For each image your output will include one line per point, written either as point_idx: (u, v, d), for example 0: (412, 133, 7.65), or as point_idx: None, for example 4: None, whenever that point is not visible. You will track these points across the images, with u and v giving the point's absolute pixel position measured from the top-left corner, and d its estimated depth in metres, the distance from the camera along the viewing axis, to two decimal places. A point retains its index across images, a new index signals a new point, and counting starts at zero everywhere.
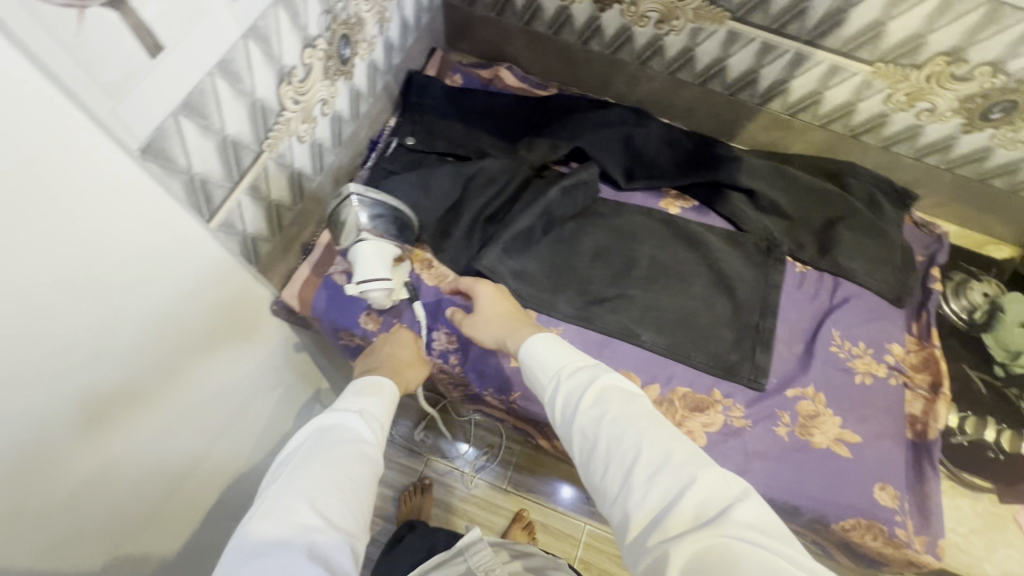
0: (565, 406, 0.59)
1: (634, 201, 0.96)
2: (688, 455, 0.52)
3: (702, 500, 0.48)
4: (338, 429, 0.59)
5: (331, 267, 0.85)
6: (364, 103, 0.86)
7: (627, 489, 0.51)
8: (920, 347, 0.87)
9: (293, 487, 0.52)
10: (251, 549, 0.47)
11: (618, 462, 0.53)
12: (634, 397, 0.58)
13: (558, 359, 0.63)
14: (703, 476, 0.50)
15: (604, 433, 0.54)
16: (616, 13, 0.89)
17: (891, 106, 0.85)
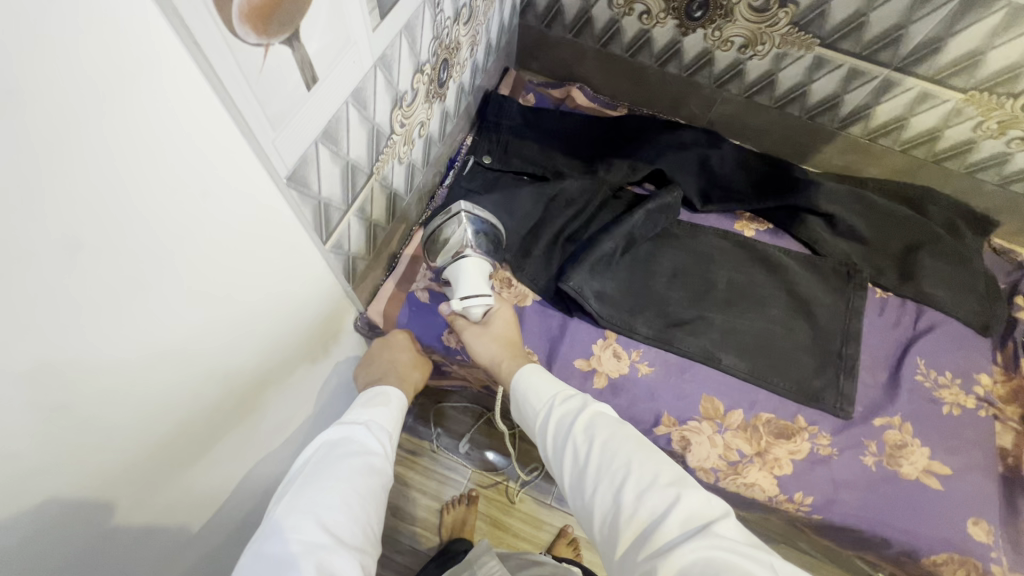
0: (558, 433, 0.61)
1: (709, 222, 0.97)
2: (675, 478, 0.54)
3: (689, 516, 0.50)
4: (345, 444, 0.59)
5: (413, 283, 0.87)
6: (449, 124, 0.88)
7: (620, 511, 0.53)
8: (1006, 378, 0.86)
9: (306, 491, 0.52)
10: (260, 549, 0.47)
11: (608, 483, 0.55)
12: (624, 424, 0.60)
13: (551, 387, 0.66)
14: (690, 496, 0.52)
15: (595, 455, 0.57)
16: (699, 37, 0.90)
17: (979, 133, 0.85)
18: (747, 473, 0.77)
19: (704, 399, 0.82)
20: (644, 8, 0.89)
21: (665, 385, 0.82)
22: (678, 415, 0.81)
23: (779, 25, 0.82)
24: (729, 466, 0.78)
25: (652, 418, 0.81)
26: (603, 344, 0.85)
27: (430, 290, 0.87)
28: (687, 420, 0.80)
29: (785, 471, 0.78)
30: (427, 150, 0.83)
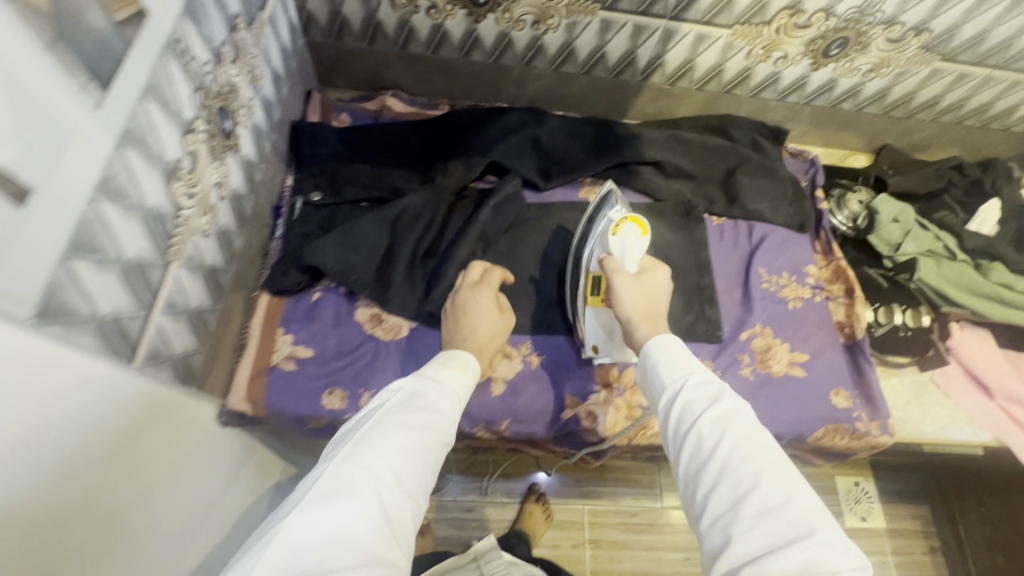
0: (684, 417, 0.57)
1: (556, 198, 0.98)
2: (806, 506, 0.48)
3: (808, 557, 0.45)
4: (424, 398, 0.56)
5: (272, 353, 0.79)
6: (258, 172, 0.79)
7: (734, 515, 0.49)
8: (828, 261, 0.99)
9: (376, 437, 0.50)
10: (332, 481, 0.46)
11: (729, 490, 0.51)
12: (761, 432, 0.55)
13: (694, 369, 0.61)
14: (818, 535, 0.46)
15: (724, 456, 0.52)
16: (491, 22, 0.88)
17: (752, 60, 0.94)
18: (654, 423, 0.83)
19: (597, 368, 0.85)
20: (429, 3, 0.86)
21: (560, 369, 0.85)
22: (579, 394, 0.83)
23: None
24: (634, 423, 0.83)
25: (556, 405, 0.82)
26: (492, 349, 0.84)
27: (294, 355, 0.79)
28: (588, 396, 0.83)
29: None
30: (239, 209, 0.73)
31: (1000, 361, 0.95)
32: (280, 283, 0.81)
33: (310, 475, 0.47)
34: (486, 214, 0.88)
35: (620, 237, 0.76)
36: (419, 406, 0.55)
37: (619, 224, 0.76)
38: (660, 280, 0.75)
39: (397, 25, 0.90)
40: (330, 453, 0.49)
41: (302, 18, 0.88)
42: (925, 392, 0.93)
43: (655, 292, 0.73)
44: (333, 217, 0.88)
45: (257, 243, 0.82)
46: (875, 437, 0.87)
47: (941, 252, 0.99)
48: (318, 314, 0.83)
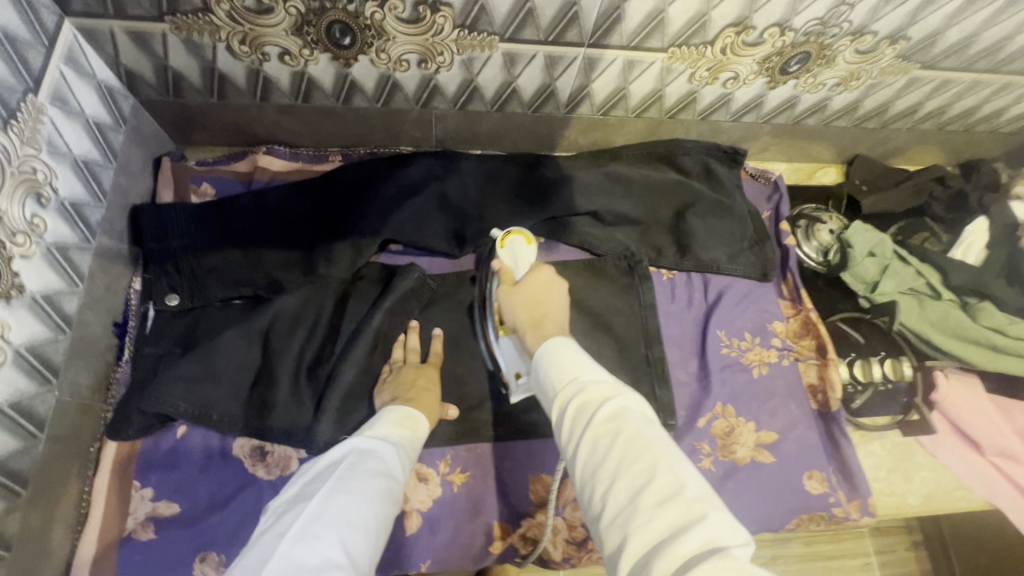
0: (578, 417, 0.46)
1: (478, 263, 0.82)
2: (702, 491, 0.39)
3: (709, 546, 0.35)
4: (371, 459, 0.52)
5: (125, 518, 0.64)
6: (72, 299, 0.61)
7: (631, 511, 0.39)
8: (796, 311, 0.86)
9: (337, 509, 0.45)
10: (287, 563, 0.40)
11: (623, 485, 0.41)
12: (654, 421, 0.45)
13: (584, 368, 0.50)
14: (712, 519, 0.37)
15: (616, 448, 0.42)
16: (367, 64, 0.70)
17: (696, 83, 0.77)
18: (598, 545, 0.72)
19: (531, 482, 0.73)
20: (279, 48, 0.66)
21: (487, 489, 0.72)
22: (509, 519, 0.71)
23: (445, 31, 0.65)
24: (574, 545, 0.72)
25: (484, 535, 0.71)
26: None
27: (154, 516, 0.64)
28: (520, 520, 0.71)
29: None
30: (42, 362, 0.57)
31: (990, 410, 0.83)
32: (127, 428, 0.65)
33: (258, 555, 0.41)
34: (380, 318, 0.72)
35: (508, 248, 0.76)
36: (372, 471, 0.51)
37: (505, 238, 0.76)
38: (548, 273, 0.66)
39: (248, 75, 0.70)
40: (281, 526, 0.44)
41: (121, 77, 0.69)
42: (909, 456, 0.83)
43: (545, 289, 0.64)
44: (195, 327, 0.70)
45: (91, 379, 0.65)
46: (856, 522, 0.77)
47: (924, 290, 0.87)
48: (184, 456, 0.67)
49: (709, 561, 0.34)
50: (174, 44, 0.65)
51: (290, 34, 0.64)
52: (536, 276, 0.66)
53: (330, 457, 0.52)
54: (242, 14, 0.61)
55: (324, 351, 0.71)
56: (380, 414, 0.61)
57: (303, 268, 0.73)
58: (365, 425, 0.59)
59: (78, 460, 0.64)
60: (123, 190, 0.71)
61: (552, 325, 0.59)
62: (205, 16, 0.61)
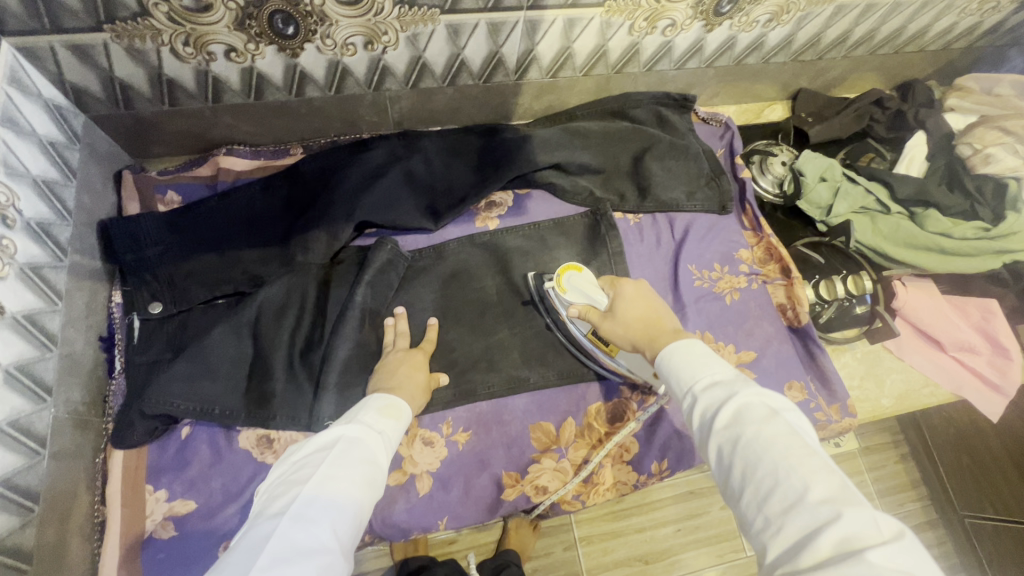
0: (701, 426, 0.49)
1: (451, 236, 0.84)
2: (832, 491, 0.39)
3: (841, 545, 0.36)
4: (356, 447, 0.54)
5: (144, 519, 0.65)
6: (54, 318, 0.62)
7: (765, 521, 0.41)
8: (759, 239, 0.90)
9: (325, 500, 0.48)
10: (279, 548, 0.43)
11: (753, 491, 0.43)
12: (779, 416, 0.45)
13: (700, 370, 0.52)
14: (844, 520, 0.37)
15: (741, 457, 0.44)
16: (313, 52, 0.70)
17: (637, 34, 0.80)
18: (603, 479, 0.77)
19: (533, 431, 0.76)
20: (224, 46, 0.67)
21: (491, 443, 0.75)
22: (518, 467, 0.75)
23: (387, 9, 0.66)
24: (583, 483, 0.77)
25: (496, 485, 0.74)
26: (409, 440, 0.73)
27: (171, 514, 0.66)
28: (527, 468, 0.75)
29: (632, 453, 0.78)
30: (35, 381, 0.58)
31: (948, 310, 0.90)
32: (131, 435, 0.66)
33: (252, 541, 0.44)
34: (363, 292, 0.74)
35: (572, 289, 0.72)
36: (357, 460, 0.53)
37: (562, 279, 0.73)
38: (638, 291, 0.67)
39: (196, 78, 0.71)
40: (273, 513, 0.46)
41: (68, 94, 0.68)
42: (879, 362, 0.89)
43: (645, 298, 0.65)
44: (182, 331, 0.72)
45: (86, 395, 0.66)
46: (838, 423, 0.82)
47: (874, 207, 0.91)
48: (192, 455, 0.68)
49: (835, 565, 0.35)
50: (117, 53, 0.65)
51: (232, 29, 0.64)
52: (630, 297, 0.66)
53: (317, 445, 0.53)
54: (182, 14, 0.61)
55: (314, 336, 0.73)
56: (366, 400, 0.62)
57: (281, 260, 0.75)
58: (350, 412, 0.60)
59: (86, 473, 0.65)
60: (88, 207, 0.71)
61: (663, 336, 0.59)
62: (144, 21, 0.61)
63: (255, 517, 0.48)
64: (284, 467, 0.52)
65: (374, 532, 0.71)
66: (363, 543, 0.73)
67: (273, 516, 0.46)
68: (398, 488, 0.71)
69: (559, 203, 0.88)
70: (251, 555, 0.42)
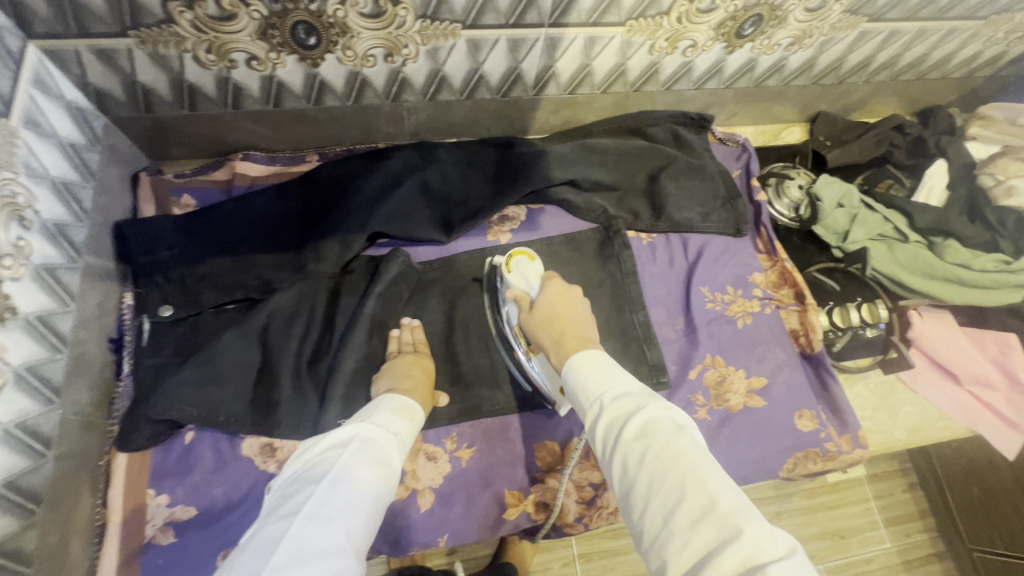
0: (608, 437, 0.49)
1: (463, 249, 0.84)
2: (733, 503, 0.40)
3: (740, 560, 0.37)
4: (369, 448, 0.54)
5: (145, 524, 0.65)
6: (66, 319, 0.62)
7: (667, 534, 0.41)
8: (773, 263, 0.89)
9: (339, 501, 0.48)
10: (293, 547, 0.43)
11: (657, 503, 0.43)
12: (684, 430, 0.47)
13: (610, 384, 0.53)
14: (744, 533, 0.38)
15: (645, 468, 0.45)
16: (334, 63, 0.71)
17: (657, 54, 0.80)
18: (607, 502, 0.76)
19: (537, 449, 0.75)
20: (246, 54, 0.67)
21: (495, 460, 0.74)
22: (521, 486, 0.74)
23: (408, 23, 0.66)
24: (585, 505, 0.76)
25: (498, 504, 0.73)
26: (412, 454, 0.73)
27: (172, 520, 0.65)
28: (530, 487, 0.74)
29: None
30: (43, 383, 0.58)
31: (964, 343, 0.88)
32: (136, 438, 0.66)
33: (263, 540, 0.44)
34: (373, 304, 0.74)
35: (516, 272, 0.75)
36: (370, 461, 0.53)
37: (509, 261, 0.76)
38: (560, 287, 0.70)
39: (217, 84, 0.71)
40: (286, 511, 0.47)
41: (90, 96, 0.69)
42: (892, 393, 0.87)
43: (563, 294, 0.70)
44: (192, 335, 0.71)
45: (94, 396, 0.66)
46: (849, 455, 0.80)
47: (892, 235, 0.90)
48: (196, 460, 0.68)
49: None
50: (140, 59, 0.65)
51: (255, 39, 0.65)
52: (552, 292, 0.70)
53: (331, 442, 0.54)
54: (206, 23, 0.62)
55: (322, 345, 0.73)
56: (379, 400, 0.63)
57: (294, 267, 0.75)
58: (364, 410, 0.61)
59: (90, 473, 0.65)
60: (104, 209, 0.71)
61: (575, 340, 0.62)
62: (169, 28, 0.62)
63: (266, 514, 0.48)
64: (298, 464, 0.53)
65: (374, 546, 0.71)
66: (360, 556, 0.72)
67: (285, 515, 0.46)
68: (399, 503, 0.71)
69: (572, 219, 0.88)
70: (261, 559, 0.42)
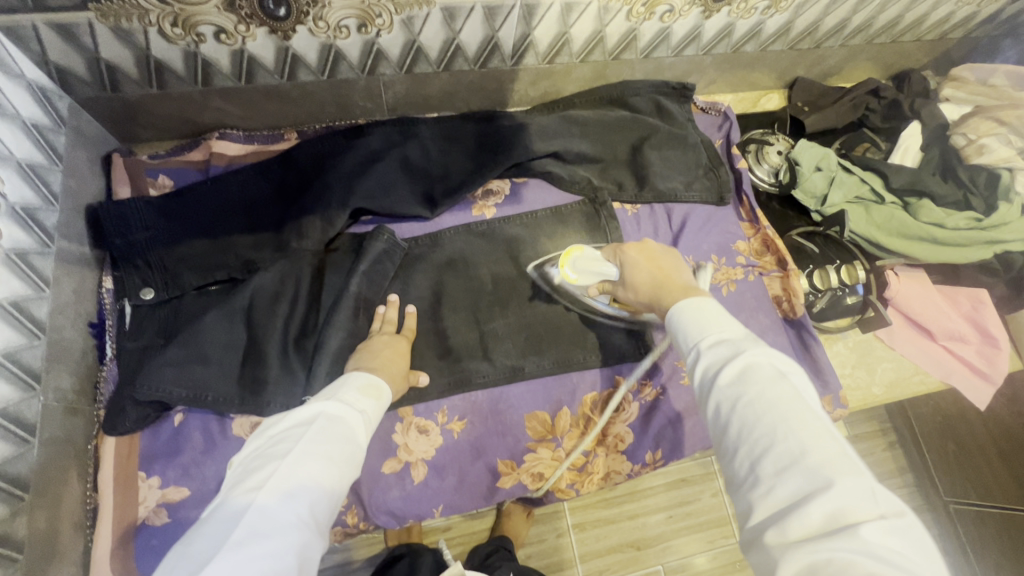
0: (702, 381, 0.47)
1: (447, 225, 0.83)
2: (830, 457, 0.38)
3: (831, 515, 0.35)
4: (337, 424, 0.52)
5: (137, 505, 0.65)
6: (41, 305, 0.61)
7: (754, 479, 0.40)
8: (756, 230, 0.90)
9: (302, 477, 0.46)
10: (256, 522, 0.42)
11: (746, 448, 0.41)
12: (786, 379, 0.43)
13: (711, 326, 0.49)
14: (840, 488, 0.36)
15: (739, 415, 0.43)
16: (306, 35, 0.69)
17: (635, 20, 0.79)
18: (597, 467, 0.78)
19: (528, 420, 0.76)
20: (213, 27, 0.65)
21: (487, 432, 0.75)
22: (513, 456, 0.75)
23: None
24: (576, 471, 0.78)
25: (491, 473, 0.75)
26: (404, 428, 0.73)
27: (164, 501, 0.65)
28: (523, 456, 0.76)
29: (627, 442, 0.79)
30: (21, 370, 0.57)
31: (938, 299, 0.91)
32: (123, 421, 0.65)
33: (225, 515, 0.42)
34: (357, 282, 0.74)
35: (577, 270, 0.74)
36: (337, 438, 0.51)
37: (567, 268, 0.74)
38: (643, 248, 0.68)
39: (185, 60, 0.69)
40: (249, 486, 0.44)
41: (52, 75, 0.66)
42: (870, 351, 0.90)
43: (654, 257, 0.66)
44: (174, 318, 0.70)
45: (76, 382, 0.65)
46: (830, 415, 0.83)
47: (869, 197, 0.91)
48: (184, 441, 0.67)
49: (830, 537, 0.34)
50: (103, 34, 0.63)
51: (222, 10, 0.63)
52: (644, 252, 0.67)
53: (295, 420, 0.51)
54: None
55: (308, 324, 0.72)
56: (346, 377, 0.60)
57: (276, 246, 0.74)
58: (329, 389, 0.58)
59: (77, 459, 0.64)
60: (74, 192, 0.69)
61: (671, 293, 0.58)
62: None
63: (228, 490, 0.46)
64: (260, 442, 0.50)
65: (370, 517, 0.72)
66: (356, 530, 0.73)
67: (249, 489, 0.44)
68: (394, 475, 0.72)
69: (555, 193, 0.87)
70: (223, 536, 0.40)
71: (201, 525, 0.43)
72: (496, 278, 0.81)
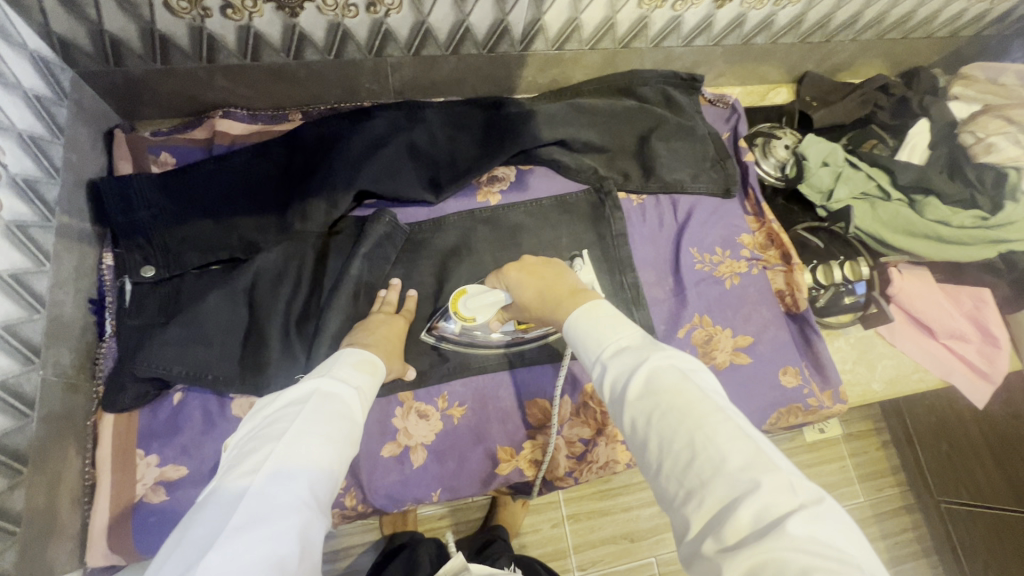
0: (613, 397, 0.47)
1: (452, 210, 0.82)
2: (746, 454, 0.38)
3: (759, 514, 0.34)
4: (332, 402, 0.52)
5: (134, 484, 0.64)
6: (42, 279, 0.60)
7: (683, 492, 0.39)
8: (761, 224, 0.90)
9: (299, 456, 0.46)
10: (257, 503, 0.41)
11: (670, 460, 0.41)
12: (690, 379, 0.44)
13: (607, 338, 0.50)
14: (763, 485, 0.35)
15: (655, 426, 0.42)
16: (313, 12, 0.68)
17: (646, 7, 0.79)
18: (597, 456, 0.78)
19: (528, 407, 0.76)
20: (220, 2, 0.64)
21: (487, 418, 0.75)
22: (513, 443, 0.75)
23: None
24: (575, 460, 0.78)
25: (490, 459, 0.75)
26: (404, 412, 0.73)
27: (163, 480, 0.65)
28: (522, 444, 0.75)
29: None
30: (21, 343, 0.56)
31: (941, 297, 0.91)
32: (122, 397, 0.65)
33: (223, 499, 0.41)
34: (359, 265, 0.73)
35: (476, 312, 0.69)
36: (333, 417, 0.51)
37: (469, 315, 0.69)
38: (520, 264, 0.66)
39: (191, 35, 0.68)
40: (247, 468, 0.44)
41: (55, 47, 0.65)
42: (871, 347, 0.91)
43: (536, 271, 0.65)
44: (175, 296, 0.70)
45: (76, 358, 0.65)
46: (830, 410, 0.83)
47: (875, 193, 0.91)
48: (184, 420, 0.67)
49: (759, 538, 0.33)
50: (108, 6, 0.62)
51: None
52: (528, 267, 0.66)
53: (288, 400, 0.51)
54: None
55: (310, 306, 0.72)
56: (338, 355, 0.60)
57: (279, 227, 0.73)
58: (320, 367, 0.58)
59: (76, 435, 0.64)
60: (76, 166, 0.69)
61: (559, 302, 0.58)
62: None
63: (225, 472, 0.45)
64: (255, 422, 0.50)
65: (368, 500, 0.72)
66: (355, 513, 0.73)
67: (246, 472, 0.43)
68: (393, 459, 0.72)
69: (561, 182, 0.86)
70: (223, 519, 0.39)
71: (196, 509, 0.42)
72: (499, 265, 0.80)
